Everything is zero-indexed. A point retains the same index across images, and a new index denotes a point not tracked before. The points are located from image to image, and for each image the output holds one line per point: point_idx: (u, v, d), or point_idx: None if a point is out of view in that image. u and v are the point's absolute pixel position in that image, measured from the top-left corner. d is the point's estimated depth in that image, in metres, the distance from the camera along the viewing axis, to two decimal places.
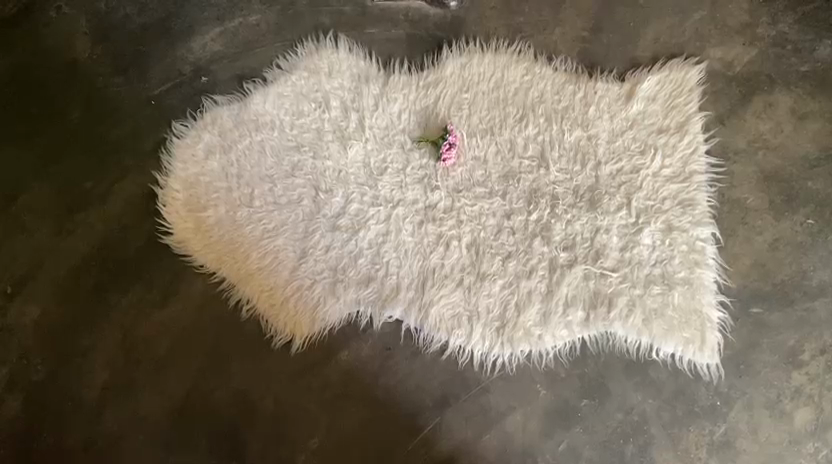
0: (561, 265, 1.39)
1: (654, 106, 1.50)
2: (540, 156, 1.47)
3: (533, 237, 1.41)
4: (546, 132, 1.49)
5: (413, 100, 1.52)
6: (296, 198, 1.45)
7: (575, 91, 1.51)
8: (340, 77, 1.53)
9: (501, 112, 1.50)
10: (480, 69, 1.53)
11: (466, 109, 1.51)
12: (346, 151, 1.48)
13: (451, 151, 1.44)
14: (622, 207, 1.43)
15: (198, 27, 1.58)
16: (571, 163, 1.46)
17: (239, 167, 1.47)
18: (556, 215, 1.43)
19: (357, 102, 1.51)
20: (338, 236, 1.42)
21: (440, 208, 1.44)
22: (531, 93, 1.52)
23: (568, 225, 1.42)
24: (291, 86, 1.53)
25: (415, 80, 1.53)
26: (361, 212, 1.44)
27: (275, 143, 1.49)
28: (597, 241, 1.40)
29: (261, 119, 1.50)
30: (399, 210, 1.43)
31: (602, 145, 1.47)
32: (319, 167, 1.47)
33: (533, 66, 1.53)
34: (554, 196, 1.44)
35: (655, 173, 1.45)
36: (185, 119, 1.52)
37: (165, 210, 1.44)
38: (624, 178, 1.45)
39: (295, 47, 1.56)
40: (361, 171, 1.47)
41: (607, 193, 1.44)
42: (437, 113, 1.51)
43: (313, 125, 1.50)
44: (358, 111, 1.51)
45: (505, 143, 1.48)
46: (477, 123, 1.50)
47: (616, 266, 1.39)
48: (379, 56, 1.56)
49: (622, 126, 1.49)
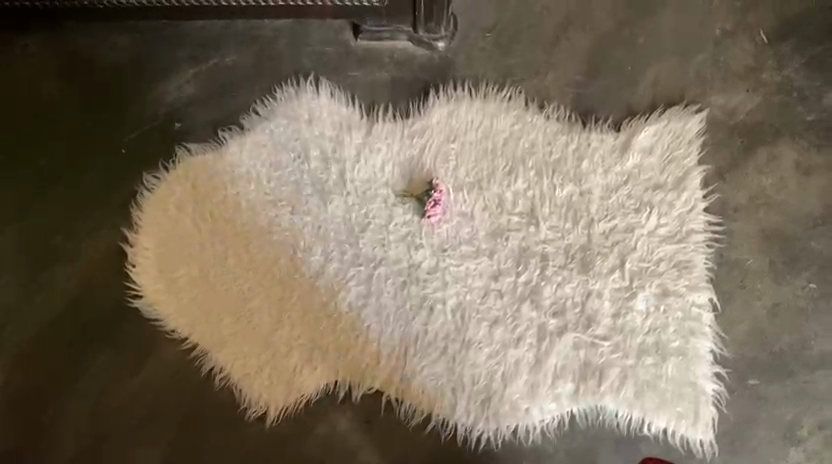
0: (551, 332, 1.33)
1: (650, 159, 1.42)
2: (530, 212, 1.40)
3: (522, 301, 1.34)
4: (536, 187, 1.41)
5: (397, 150, 1.44)
6: (272, 257, 1.38)
7: (568, 142, 1.44)
8: (321, 124, 1.45)
9: (489, 164, 1.42)
10: (468, 117, 1.45)
11: (453, 161, 1.43)
12: (326, 206, 1.40)
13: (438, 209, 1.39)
14: (615, 269, 1.36)
15: (170, 67, 1.49)
16: (563, 221, 1.39)
17: (213, 223, 1.40)
18: (546, 277, 1.36)
19: (338, 152, 1.43)
20: (317, 300, 1.35)
21: (424, 268, 1.37)
22: (522, 144, 1.44)
23: (558, 288, 1.35)
24: (268, 134, 1.45)
25: (399, 128, 1.45)
26: (340, 272, 1.36)
27: (251, 197, 1.41)
28: (588, 307, 1.34)
29: (236, 170, 1.43)
30: (381, 271, 1.36)
31: (595, 201, 1.40)
32: (297, 223, 1.40)
33: (524, 114, 1.46)
34: (544, 256, 1.37)
35: (651, 232, 1.38)
36: (156, 169, 1.44)
37: (135, 270, 1.37)
38: (617, 237, 1.38)
39: (273, 92, 1.48)
40: (341, 228, 1.39)
41: (600, 255, 1.37)
42: (422, 165, 1.43)
43: (291, 177, 1.42)
44: (338, 162, 1.43)
45: (493, 198, 1.41)
46: (463, 176, 1.42)
47: (608, 334, 1.32)
48: (361, 102, 1.48)
49: (616, 181, 1.41)
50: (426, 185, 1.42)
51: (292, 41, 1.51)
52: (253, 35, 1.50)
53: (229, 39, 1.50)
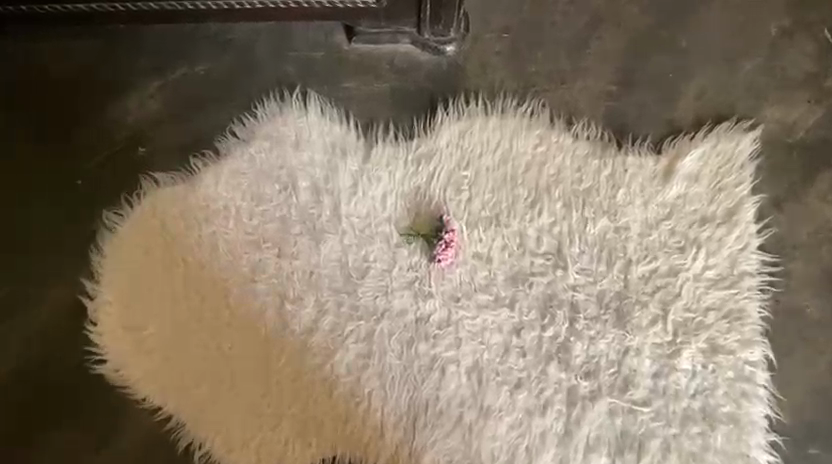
0: (582, 397, 1.15)
1: (697, 188, 1.22)
2: (557, 252, 1.20)
3: (549, 361, 1.16)
4: (564, 222, 1.21)
5: (400, 179, 1.22)
6: (257, 310, 1.18)
7: (601, 168, 1.22)
8: (310, 148, 1.23)
9: (509, 194, 1.22)
10: (483, 137, 1.23)
11: (466, 193, 1.22)
12: (318, 248, 1.20)
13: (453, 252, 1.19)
14: (655, 321, 1.17)
15: (131, 80, 1.26)
16: (595, 263, 1.19)
17: (186, 270, 1.19)
18: (576, 331, 1.17)
19: (331, 182, 1.22)
20: (310, 362, 1.16)
21: (434, 322, 1.17)
22: (547, 170, 1.22)
23: (591, 345, 1.16)
24: (248, 161, 1.23)
25: (402, 152, 1.23)
26: (336, 327, 1.17)
27: (230, 237, 1.20)
28: (625, 366, 1.16)
29: (211, 206, 1.22)
30: (383, 325, 1.17)
31: (633, 239, 1.20)
32: (286, 269, 1.19)
33: (548, 134, 1.24)
34: (574, 305, 1.18)
35: (697, 276, 1.19)
36: (118, 204, 1.23)
37: (96, 328, 1.18)
38: (659, 282, 1.18)
39: (253, 108, 1.26)
40: (338, 273, 1.19)
41: (638, 303, 1.18)
42: (430, 197, 1.22)
43: (277, 213, 1.21)
44: (332, 194, 1.22)
45: (514, 236, 1.20)
46: (478, 210, 1.21)
47: (647, 398, 1.15)
48: (357, 119, 1.26)
49: (657, 215, 1.21)
50: (434, 221, 1.21)
51: (274, 45, 1.27)
52: (227, 38, 1.27)
53: (200, 44, 1.27)
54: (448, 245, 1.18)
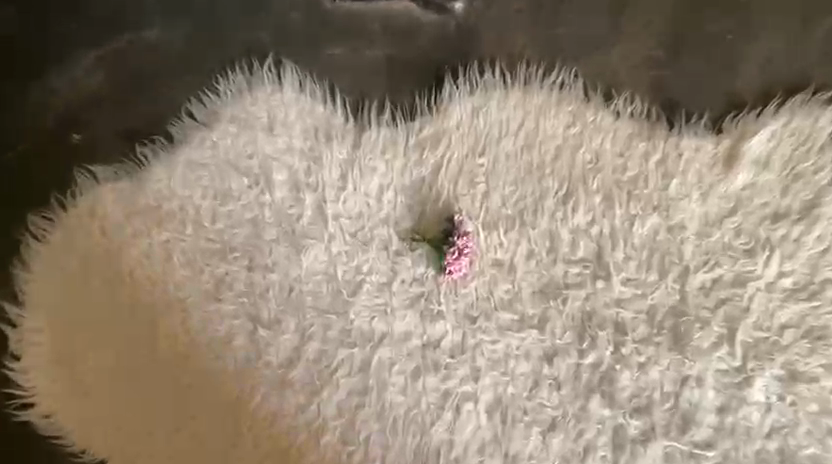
0: (632, 440, 0.92)
1: (767, 176, 0.99)
2: (596, 258, 0.96)
3: (589, 395, 0.93)
4: (604, 221, 0.97)
5: (401, 169, 0.98)
6: (223, 337, 0.94)
7: (648, 153, 0.99)
8: (287, 132, 0.99)
9: (535, 187, 0.98)
10: (502, 116, 0.99)
11: (482, 185, 0.98)
12: (299, 257, 0.96)
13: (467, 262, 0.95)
14: (719, 343, 0.95)
15: (63, 52, 1.02)
16: (644, 271, 0.96)
17: (133, 288, 0.96)
18: (622, 357, 0.94)
19: (314, 175, 0.98)
20: (292, 401, 0.93)
21: (446, 349, 0.94)
22: (582, 156, 0.99)
23: (640, 374, 0.94)
24: (210, 149, 0.99)
25: (401, 136, 0.99)
26: (323, 357, 0.94)
27: (189, 244, 0.97)
28: (683, 400, 0.93)
29: (164, 206, 0.98)
30: (383, 353, 0.94)
31: (690, 240, 0.97)
32: (259, 284, 0.95)
33: (582, 111, 1.00)
34: (619, 325, 0.95)
35: (770, 285, 0.96)
36: (46, 207, 0.98)
37: (22, 363, 0.94)
38: (722, 293, 0.96)
39: (215, 83, 1.01)
40: (324, 289, 0.95)
41: (697, 321, 0.95)
42: (437, 191, 0.98)
43: (247, 214, 0.97)
44: (315, 190, 0.98)
45: (542, 239, 0.97)
46: (498, 207, 0.97)
47: (712, 440, 0.93)
48: (345, 96, 1.01)
49: (719, 211, 0.98)
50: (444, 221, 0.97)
51: (240, 5, 1.03)
52: None
53: (147, 6, 1.03)
54: (462, 253, 0.94)
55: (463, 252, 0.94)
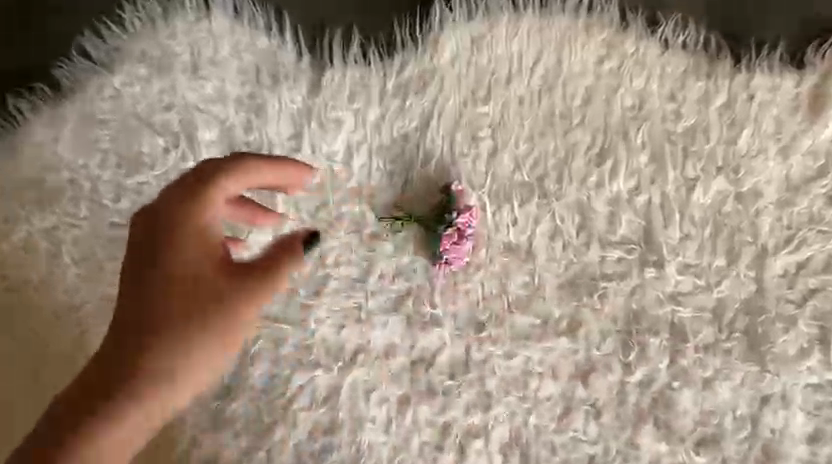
0: None
1: None
2: (643, 238, 0.71)
3: (638, 424, 0.69)
4: (653, 188, 0.72)
5: (376, 123, 0.72)
6: None
7: (709, 95, 0.73)
8: (218, 74, 0.72)
9: (559, 144, 0.72)
10: (512, 48, 0.73)
11: (487, 143, 0.72)
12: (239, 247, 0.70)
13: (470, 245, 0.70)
14: (810, 349, 0.70)
15: None
16: (708, 255, 0.71)
17: (7, 293, 0.69)
18: (682, 373, 0.69)
19: (257, 133, 0.71)
20: (232, 446, 0.67)
21: (442, 367, 0.69)
22: (621, 101, 0.73)
23: (707, 394, 0.69)
24: (112, 99, 0.72)
25: (376, 78, 0.72)
26: (274, 384, 0.68)
27: (85, 231, 0.70)
28: (764, 428, 0.69)
29: (49, 181, 0.71)
30: (357, 375, 0.69)
31: (767, 212, 0.72)
32: None
33: (621, 40, 0.74)
34: (676, 328, 0.70)
35: None
36: None
37: None
38: (812, 282, 0.71)
39: (117, 9, 0.72)
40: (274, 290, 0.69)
41: (781, 320, 0.71)
42: (426, 151, 0.71)
43: (164, 187, 0.71)
44: (258, 153, 0.71)
45: (571, 214, 0.71)
46: (509, 171, 0.72)
47: None
48: (297, 24, 0.73)
49: (804, 172, 0.73)
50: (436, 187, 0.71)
51: None
52: None
53: None
54: (462, 234, 0.69)
55: (464, 233, 0.69)
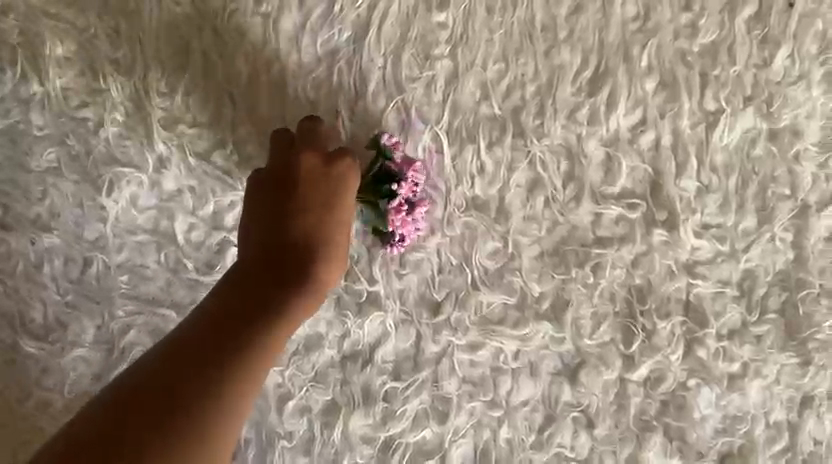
0: None
1: None
2: (651, 191, 0.53)
3: (644, 437, 0.52)
4: (663, 124, 0.54)
5: (292, 34, 0.53)
6: None
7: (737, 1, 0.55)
8: None
9: (540, 64, 0.54)
10: None
11: (444, 64, 0.53)
12: (102, 202, 0.51)
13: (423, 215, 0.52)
14: None
15: None
16: (734, 212, 0.54)
17: None
18: (701, 368, 0.52)
19: (126, 46, 0.52)
20: None
21: (383, 365, 0.51)
22: (621, 9, 0.55)
23: (734, 395, 0.52)
24: None
25: None
26: None
27: None
28: (805, 439, 0.53)
29: None
30: (268, 377, 0.51)
31: (809, 156, 0.55)
32: (25, 259, 0.51)
33: None
34: (692, 309, 0.53)
35: None
36: None
37: None
38: None
39: None
40: (152, 263, 0.51)
41: (828, 297, 0.54)
42: (360, 74, 0.53)
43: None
44: (129, 75, 0.52)
45: (555, 158, 0.53)
46: (474, 101, 0.53)
47: None
48: None
49: None
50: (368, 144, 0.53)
51: None
52: None
53: None
54: (414, 206, 0.51)
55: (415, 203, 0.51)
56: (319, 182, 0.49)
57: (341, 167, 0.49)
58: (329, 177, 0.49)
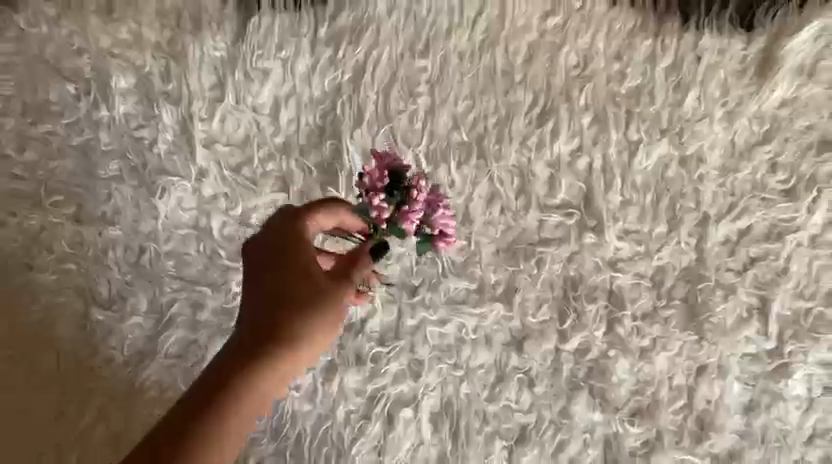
0: (630, 454, 0.67)
1: (811, 89, 0.72)
2: (584, 204, 0.68)
3: (573, 395, 0.66)
4: (595, 151, 0.69)
5: (306, 74, 0.67)
6: (38, 325, 0.63)
7: (655, 54, 0.71)
8: (134, 16, 0.67)
9: (500, 101, 0.68)
10: (452, 0, 0.69)
11: (425, 99, 0.68)
12: (154, 203, 0.65)
13: (410, 213, 0.49)
14: (748, 318, 0.69)
15: None
16: (648, 221, 0.69)
17: None
18: (619, 342, 0.67)
19: (174, 80, 0.66)
20: (143, 415, 0.63)
21: (371, 334, 0.66)
22: (565, 59, 0.69)
23: (643, 364, 0.67)
24: (14, 40, 0.66)
25: (306, 26, 0.67)
26: (192, 351, 0.64)
27: None
28: (699, 399, 0.67)
29: None
30: None
31: (710, 178, 0.70)
32: (93, 246, 0.65)
33: None
34: (614, 296, 0.68)
35: (814, 238, 0.70)
36: None
37: None
38: (753, 250, 0.70)
39: None
40: (193, 251, 0.65)
41: (721, 288, 0.69)
42: (358, 106, 0.67)
43: (73, 138, 0.65)
44: (177, 103, 0.66)
45: (510, 176, 0.68)
46: (447, 129, 0.68)
47: (736, 449, 0.68)
48: None
49: (749, 138, 0.71)
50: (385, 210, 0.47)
51: None
52: None
53: None
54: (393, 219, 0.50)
55: (393, 214, 0.50)
56: (283, 234, 0.49)
57: (306, 217, 0.50)
58: (293, 231, 0.49)
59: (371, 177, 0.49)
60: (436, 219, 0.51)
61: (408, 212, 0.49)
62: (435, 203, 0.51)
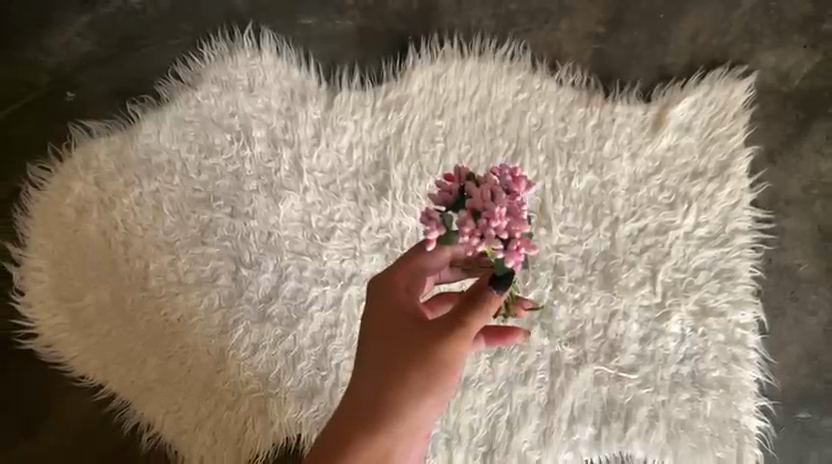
0: (567, 365, 1.07)
1: (688, 139, 1.12)
2: (539, 210, 1.10)
3: (531, 327, 1.07)
4: (547, 178, 1.11)
5: (368, 129, 1.10)
6: (208, 276, 1.06)
7: (586, 117, 1.12)
8: (265, 93, 1.10)
9: (488, 145, 1.10)
10: (459, 84, 1.11)
11: (441, 144, 1.10)
12: (277, 206, 1.07)
13: (466, 223, 0.63)
14: (644, 282, 1.09)
15: (64, 21, 1.14)
16: (580, 221, 1.10)
17: (125, 233, 1.07)
18: (560, 294, 1.08)
19: (290, 132, 1.09)
20: (270, 332, 1.04)
21: None
22: (529, 119, 1.12)
23: (576, 308, 1.08)
24: (194, 108, 1.10)
25: (369, 99, 1.10)
26: (299, 294, 1.05)
27: (176, 194, 1.08)
28: (611, 332, 1.08)
29: (153, 160, 1.09)
30: (352, 290, 1.05)
31: (620, 195, 1.11)
32: (240, 231, 1.07)
33: (530, 79, 1.13)
34: (558, 268, 1.09)
35: (688, 234, 1.10)
36: (45, 159, 1.11)
37: (25, 300, 1.07)
38: (648, 240, 1.10)
39: (199, 48, 1.12)
40: (300, 235, 1.07)
41: (626, 264, 1.09)
42: (399, 148, 1.09)
43: (229, 167, 1.09)
44: (291, 146, 1.09)
45: None
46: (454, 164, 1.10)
47: (635, 364, 1.07)
48: (318, 62, 1.13)
49: (645, 169, 1.12)
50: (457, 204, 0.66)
51: None
52: None
53: None
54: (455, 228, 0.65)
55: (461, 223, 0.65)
56: (401, 285, 0.77)
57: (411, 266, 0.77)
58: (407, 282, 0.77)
59: (444, 193, 0.66)
60: (491, 223, 0.63)
61: (465, 219, 0.63)
62: (495, 209, 0.63)
